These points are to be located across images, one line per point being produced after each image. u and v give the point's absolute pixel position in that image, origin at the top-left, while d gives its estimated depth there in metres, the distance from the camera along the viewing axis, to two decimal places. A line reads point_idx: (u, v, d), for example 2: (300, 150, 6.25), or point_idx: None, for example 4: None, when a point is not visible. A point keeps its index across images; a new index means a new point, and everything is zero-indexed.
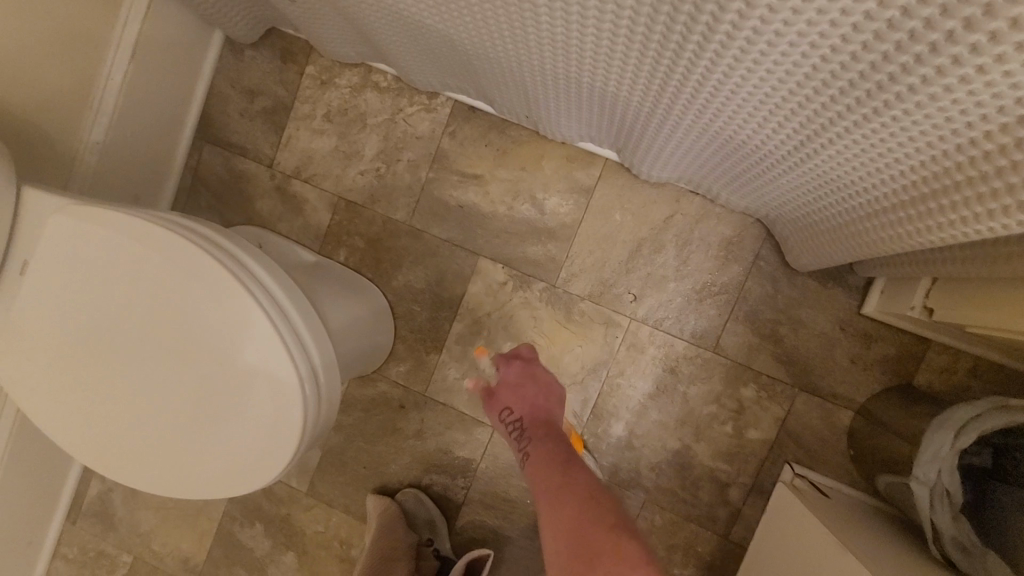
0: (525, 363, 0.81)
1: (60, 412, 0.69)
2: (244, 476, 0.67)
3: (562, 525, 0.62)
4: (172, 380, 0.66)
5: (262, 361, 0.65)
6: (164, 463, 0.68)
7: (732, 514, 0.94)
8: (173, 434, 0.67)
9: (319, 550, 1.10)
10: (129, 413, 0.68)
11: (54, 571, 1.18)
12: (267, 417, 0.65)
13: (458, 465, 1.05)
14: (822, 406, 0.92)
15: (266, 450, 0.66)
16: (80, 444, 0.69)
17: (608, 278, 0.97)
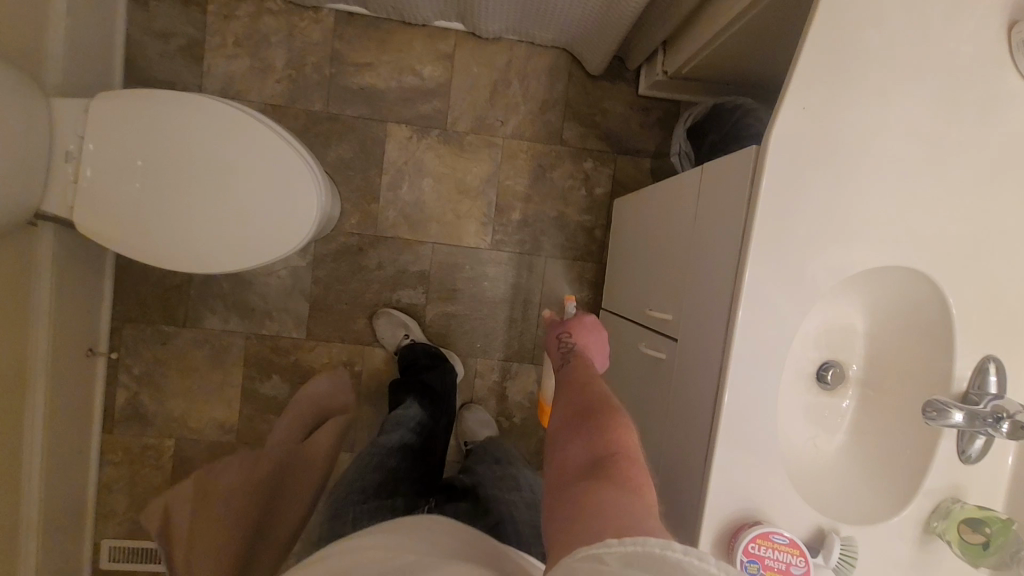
0: (594, 319, 1.05)
1: (128, 233, 0.94)
2: (287, 243, 0.98)
3: (572, 414, 0.82)
4: (211, 184, 0.94)
5: (277, 155, 0.96)
6: (219, 245, 0.96)
7: (600, 245, 1.45)
8: (222, 222, 0.95)
9: (330, 376, 1.44)
10: (182, 216, 0.94)
11: (107, 475, 1.41)
12: (290, 193, 0.96)
13: (415, 278, 1.43)
14: (633, 159, 1.43)
15: (294, 217, 0.97)
16: (151, 253, 0.96)
17: (480, 114, 1.40)
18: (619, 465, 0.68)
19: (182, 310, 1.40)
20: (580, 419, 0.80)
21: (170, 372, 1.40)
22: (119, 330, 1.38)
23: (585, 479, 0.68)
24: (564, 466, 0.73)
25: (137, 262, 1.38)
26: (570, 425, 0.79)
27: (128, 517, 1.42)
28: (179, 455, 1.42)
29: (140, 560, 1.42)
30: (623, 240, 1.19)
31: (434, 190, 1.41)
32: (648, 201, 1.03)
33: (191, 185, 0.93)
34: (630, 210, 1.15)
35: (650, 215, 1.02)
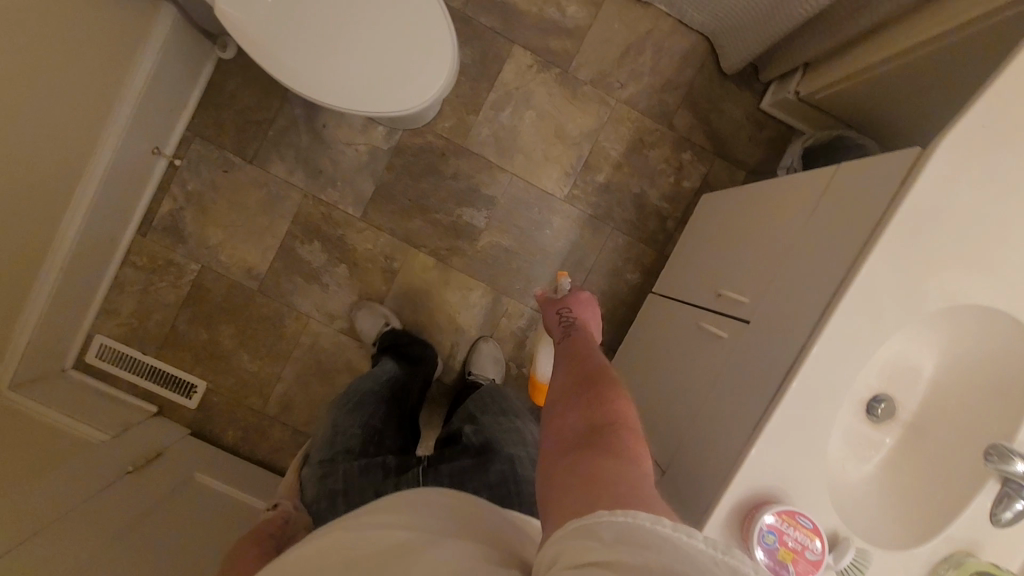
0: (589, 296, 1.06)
1: (264, 35, 0.95)
2: (412, 97, 0.99)
3: (568, 382, 0.76)
4: (363, 19, 0.96)
5: (431, 15, 0.98)
6: (346, 79, 0.97)
7: (667, 237, 1.44)
8: (358, 58, 0.97)
9: (367, 263, 1.43)
10: (324, 39, 0.96)
11: (122, 277, 1.39)
12: (430, 55, 0.99)
13: (483, 200, 1.42)
14: (729, 167, 1.43)
15: (425, 79, 0.99)
16: (276, 62, 0.96)
17: (605, 70, 1.39)
18: (622, 424, 0.63)
19: (254, 146, 1.38)
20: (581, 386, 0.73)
21: (219, 201, 1.39)
22: (187, 142, 1.37)
23: (588, 438, 0.61)
24: (562, 429, 0.65)
25: (229, 84, 1.36)
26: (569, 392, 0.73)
27: (127, 324, 1.40)
28: (198, 283, 1.40)
29: (123, 369, 1.40)
30: (706, 233, 1.19)
31: (534, 124, 1.41)
32: (752, 198, 1.04)
33: (344, 12, 0.96)
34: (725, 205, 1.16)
35: (751, 209, 1.02)
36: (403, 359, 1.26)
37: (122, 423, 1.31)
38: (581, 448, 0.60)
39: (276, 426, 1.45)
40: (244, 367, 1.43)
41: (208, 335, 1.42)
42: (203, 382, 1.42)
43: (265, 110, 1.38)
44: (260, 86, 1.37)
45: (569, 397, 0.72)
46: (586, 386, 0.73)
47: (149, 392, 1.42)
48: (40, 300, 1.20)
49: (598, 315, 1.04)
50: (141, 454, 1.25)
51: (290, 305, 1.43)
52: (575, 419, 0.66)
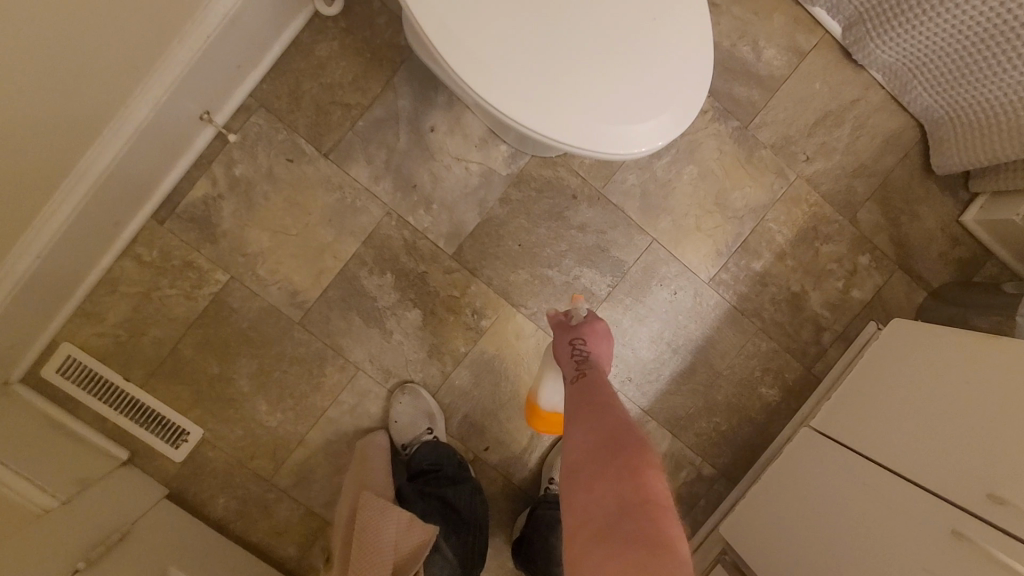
0: (606, 328, 0.91)
1: (458, 14, 0.64)
2: (639, 137, 0.68)
3: (585, 435, 0.68)
4: (595, 20, 0.67)
5: (687, 38, 0.70)
6: (549, 95, 0.66)
7: (820, 352, 1.16)
8: (575, 72, 0.67)
9: (448, 314, 1.10)
10: (534, 32, 0.66)
11: (118, 272, 1.02)
12: (673, 89, 0.69)
13: (610, 264, 1.12)
14: (909, 283, 1.17)
15: (658, 121, 0.69)
16: (466, 58, 0.65)
17: (791, 135, 1.12)
18: (655, 501, 0.55)
19: (336, 135, 1.04)
20: (602, 445, 0.65)
21: (273, 198, 1.04)
22: (249, 111, 1.01)
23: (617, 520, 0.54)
24: (587, 504, 0.58)
25: (321, 47, 1.02)
26: (588, 449, 0.65)
27: (112, 335, 1.03)
28: (221, 299, 1.05)
29: (91, 395, 1.02)
30: (892, 377, 0.94)
31: (692, 183, 1.12)
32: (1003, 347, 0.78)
33: (575, 9, 0.67)
34: (940, 353, 0.88)
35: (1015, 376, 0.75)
36: (448, 518, 0.95)
37: (77, 480, 0.93)
38: (610, 538, 0.52)
39: (284, 503, 1.09)
40: (258, 419, 1.07)
41: (219, 368, 1.05)
42: (199, 431, 1.05)
43: (361, 92, 1.04)
44: (361, 59, 1.03)
45: (593, 461, 0.63)
46: (610, 445, 0.64)
47: (121, 431, 1.04)
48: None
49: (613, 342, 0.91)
50: (96, 536, 0.88)
51: (337, 349, 1.08)
52: (602, 492, 0.58)
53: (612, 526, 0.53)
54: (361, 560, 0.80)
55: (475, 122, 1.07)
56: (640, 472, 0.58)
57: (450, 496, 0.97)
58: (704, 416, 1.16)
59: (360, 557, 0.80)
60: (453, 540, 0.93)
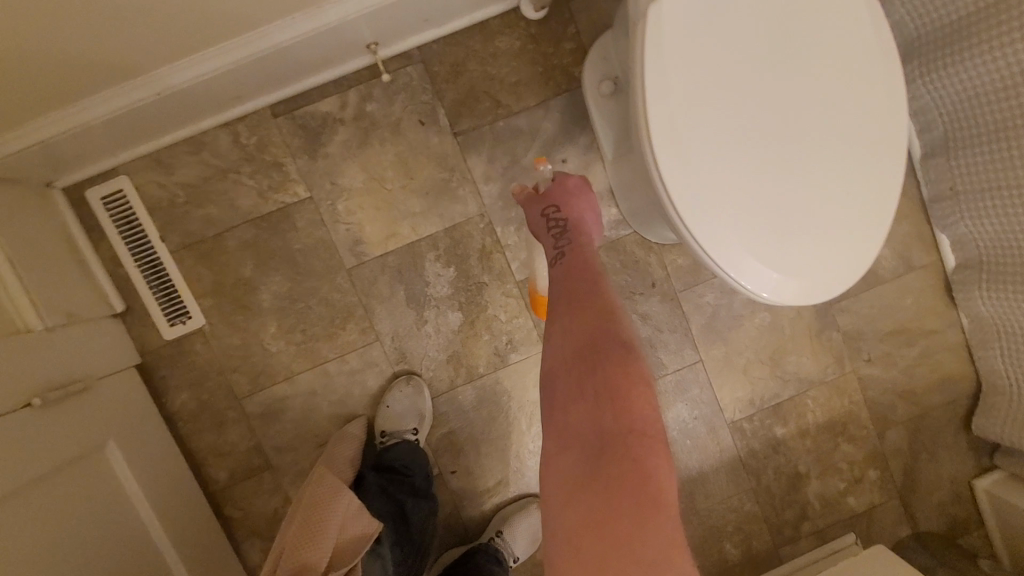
0: (579, 183, 0.87)
1: (682, 103, 0.66)
2: (769, 289, 0.68)
3: (566, 341, 0.70)
4: (794, 165, 0.68)
5: (860, 232, 0.70)
6: (717, 201, 0.67)
7: (793, 537, 1.16)
8: (750, 199, 0.67)
9: (485, 331, 1.08)
10: (734, 143, 0.67)
11: (210, 139, 0.99)
12: (823, 266, 0.69)
13: (652, 361, 1.11)
14: (900, 515, 1.17)
15: (795, 280, 0.69)
16: (665, 141, 0.66)
17: (866, 332, 1.14)
18: (635, 429, 0.59)
19: (473, 121, 1.03)
20: (583, 356, 0.66)
21: (387, 147, 1.02)
22: (409, 61, 1.01)
23: (596, 453, 0.58)
24: (568, 426, 0.62)
25: (503, 39, 1.02)
26: (568, 360, 0.67)
27: (170, 193, 0.99)
28: (289, 211, 1.01)
29: (121, 238, 0.98)
30: None
31: (759, 329, 1.12)
32: None
33: (782, 155, 0.67)
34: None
35: None
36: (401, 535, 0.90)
37: (66, 312, 0.88)
38: (588, 471, 0.57)
39: (239, 428, 1.04)
40: (260, 338, 1.03)
41: (251, 274, 1.02)
42: (200, 321, 1.01)
43: (516, 96, 1.04)
44: (532, 69, 1.03)
45: (572, 378, 0.66)
46: (588, 362, 0.66)
47: (129, 284, 0.99)
48: (100, 105, 0.81)
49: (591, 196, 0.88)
50: (57, 376, 0.82)
51: (367, 311, 1.05)
52: (582, 417, 0.61)
53: (592, 459, 0.58)
54: (301, 537, 0.75)
55: (600, 175, 1.07)
56: (620, 398, 0.61)
57: (408, 507, 0.93)
58: None
59: (303, 536, 0.75)
60: (396, 553, 0.88)
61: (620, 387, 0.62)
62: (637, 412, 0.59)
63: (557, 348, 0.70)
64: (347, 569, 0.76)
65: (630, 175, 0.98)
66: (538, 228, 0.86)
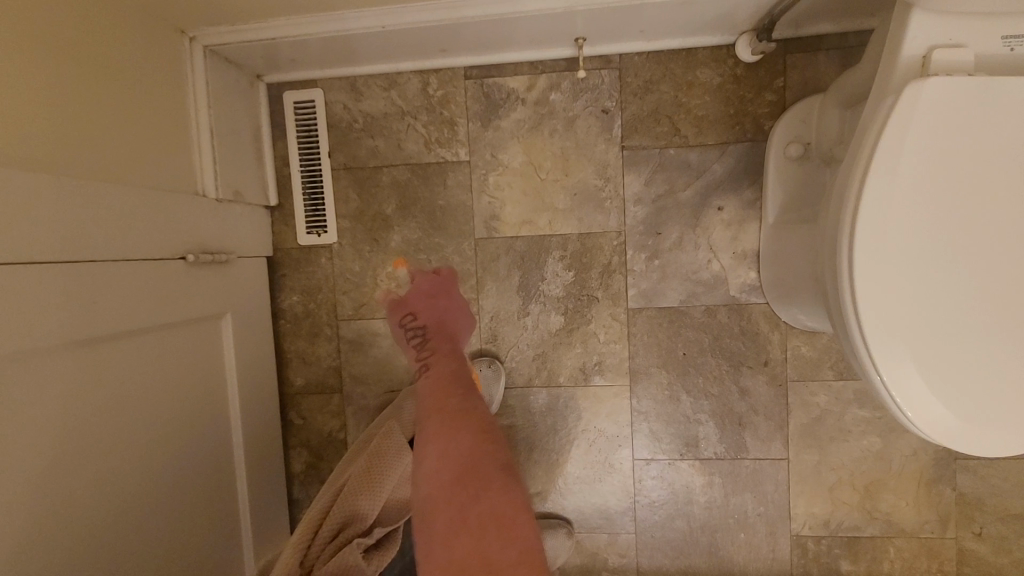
0: (449, 274, 0.96)
1: (905, 194, 0.61)
2: (922, 417, 0.61)
3: (443, 457, 0.67)
4: (1004, 302, 0.60)
5: None
6: (907, 317, 0.61)
7: None
8: (936, 318, 0.61)
9: (580, 344, 1.06)
10: (947, 264, 0.61)
11: (401, 80, 1.04)
12: (992, 417, 0.61)
13: (736, 440, 1.04)
14: None
15: (964, 427, 0.61)
16: (871, 225, 0.61)
17: (986, 503, 1.00)
18: (518, 552, 0.57)
19: (645, 141, 1.02)
20: (460, 476, 0.64)
21: (555, 139, 1.03)
22: (606, 65, 1.01)
23: None
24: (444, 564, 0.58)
25: (704, 71, 1.00)
26: (443, 477, 0.65)
27: (352, 117, 1.06)
28: (444, 167, 1.05)
29: (298, 142, 1.07)
30: None
31: (864, 453, 1.02)
32: None
33: (994, 287, 0.61)
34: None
35: None
36: None
37: (234, 190, 0.97)
38: None
39: (329, 345, 1.10)
40: (376, 272, 1.08)
41: (390, 213, 1.07)
42: (333, 238, 1.08)
43: (697, 130, 1.01)
44: (723, 109, 1.00)
45: (448, 503, 0.62)
46: (467, 479, 0.64)
47: (288, 184, 1.08)
48: (329, 24, 0.88)
49: (455, 293, 0.95)
50: (212, 242, 0.91)
51: (478, 283, 1.06)
52: (460, 553, 0.58)
53: None
54: (361, 483, 0.75)
55: (752, 236, 1.02)
56: (504, 522, 0.59)
57: None
58: None
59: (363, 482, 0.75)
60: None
61: (502, 509, 0.61)
62: (520, 529, 0.59)
63: (432, 466, 0.67)
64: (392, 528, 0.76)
65: (789, 246, 0.92)
66: (400, 338, 0.91)
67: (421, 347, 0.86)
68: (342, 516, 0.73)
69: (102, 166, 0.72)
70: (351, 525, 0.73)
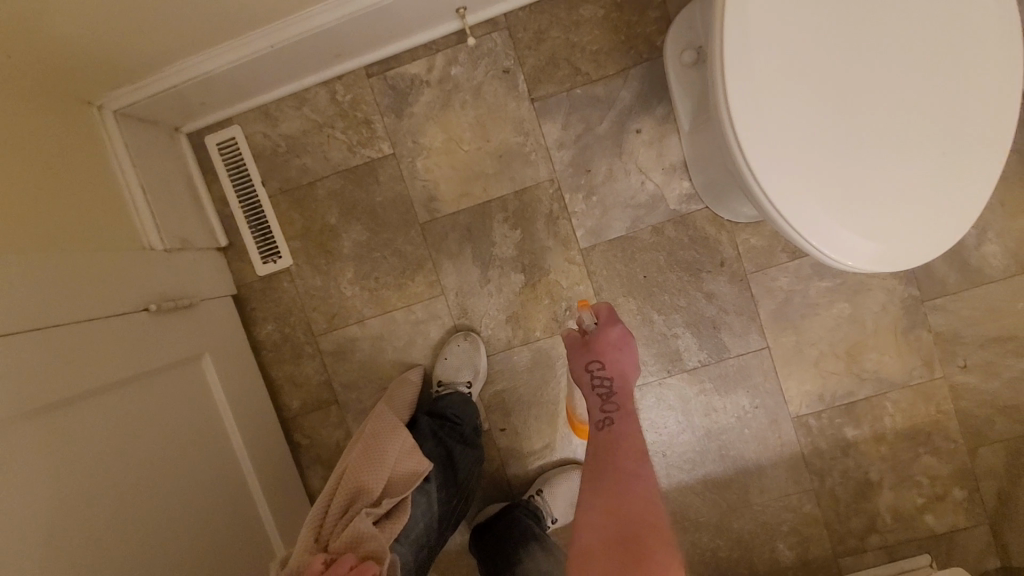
0: (621, 331, 0.83)
1: (758, 53, 0.64)
2: (836, 250, 0.65)
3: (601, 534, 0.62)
4: (873, 126, 0.65)
5: (943, 203, 0.65)
6: (798, 161, 0.65)
7: (857, 548, 1.08)
8: (821, 157, 0.65)
9: (545, 295, 1.10)
10: (817, 100, 0.65)
11: (310, 95, 1.08)
12: (896, 232, 0.65)
13: (715, 343, 1.08)
14: (989, 544, 1.05)
15: (879, 250, 0.65)
16: (739, 91, 0.65)
17: (962, 336, 1.03)
18: None
19: (551, 88, 1.06)
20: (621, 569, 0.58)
21: (467, 110, 1.07)
22: (495, 27, 1.05)
23: None
24: None
25: (587, 8, 1.04)
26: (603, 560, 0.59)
27: (274, 142, 1.10)
28: (373, 165, 1.09)
29: (231, 181, 1.11)
30: None
31: (836, 321, 1.05)
32: None
33: (860, 115, 0.65)
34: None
35: None
36: (445, 477, 0.93)
37: (180, 239, 1.01)
38: None
39: (314, 362, 1.14)
40: (337, 282, 1.12)
41: (335, 222, 1.10)
42: (289, 261, 1.11)
43: (596, 64, 1.05)
44: (614, 37, 1.04)
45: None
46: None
47: (233, 222, 1.12)
48: (220, 58, 0.92)
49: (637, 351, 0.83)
50: (171, 289, 0.94)
51: (436, 265, 1.10)
52: None
53: None
54: (362, 461, 0.80)
55: (675, 148, 1.05)
56: None
57: (455, 454, 0.96)
58: (710, 532, 1.10)
59: (363, 460, 0.80)
60: (441, 494, 0.91)
61: None
62: None
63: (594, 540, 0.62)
64: (400, 500, 0.78)
65: (706, 145, 0.96)
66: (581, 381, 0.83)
67: (605, 414, 0.78)
68: (348, 494, 0.76)
69: (41, 237, 0.76)
70: (358, 501, 0.77)
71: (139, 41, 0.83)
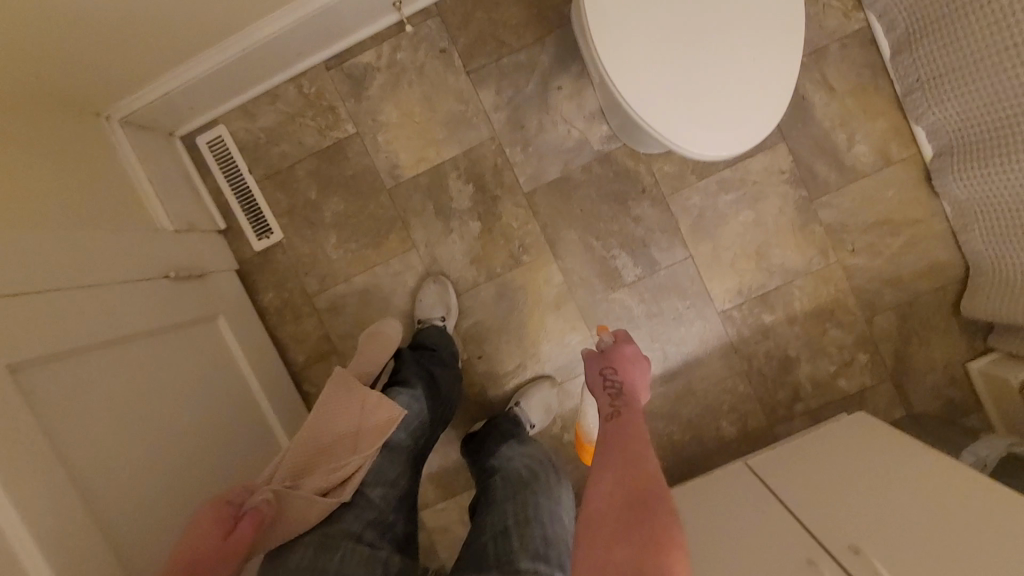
0: (633, 351, 0.95)
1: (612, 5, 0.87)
2: (688, 144, 0.87)
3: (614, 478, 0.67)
4: (703, 48, 0.87)
5: (764, 99, 0.87)
6: (649, 77, 0.87)
7: (787, 416, 1.28)
8: (668, 76, 0.87)
9: (500, 237, 1.29)
10: (660, 34, 0.87)
11: (281, 91, 1.27)
12: (732, 125, 0.87)
13: (647, 258, 1.28)
14: (894, 396, 1.26)
15: (721, 140, 0.87)
16: (602, 34, 0.87)
17: (847, 225, 1.24)
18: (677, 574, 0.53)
19: (483, 61, 1.25)
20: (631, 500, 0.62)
21: (414, 88, 1.26)
22: (428, 15, 1.25)
23: None
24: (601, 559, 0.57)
25: None
26: (616, 495, 0.64)
27: (255, 135, 1.29)
28: (341, 145, 1.28)
29: (222, 173, 1.30)
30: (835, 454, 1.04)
31: (744, 226, 1.25)
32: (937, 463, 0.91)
33: (692, 41, 0.86)
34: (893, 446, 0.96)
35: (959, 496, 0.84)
36: (432, 390, 1.10)
37: (187, 222, 1.20)
38: None
39: (312, 319, 1.33)
40: (323, 248, 1.31)
41: (315, 197, 1.30)
42: (280, 235, 1.30)
43: (517, 36, 1.24)
44: (529, 12, 1.24)
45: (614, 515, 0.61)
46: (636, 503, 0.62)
47: (228, 208, 1.31)
48: (202, 65, 1.11)
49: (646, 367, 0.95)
50: (185, 262, 1.13)
51: (405, 223, 1.30)
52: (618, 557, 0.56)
53: None
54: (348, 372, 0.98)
55: (592, 99, 1.25)
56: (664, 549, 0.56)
57: (438, 374, 1.13)
58: (664, 419, 1.30)
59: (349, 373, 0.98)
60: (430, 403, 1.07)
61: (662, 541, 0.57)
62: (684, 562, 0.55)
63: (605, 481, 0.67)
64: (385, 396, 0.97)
65: None
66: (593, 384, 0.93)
67: (617, 401, 0.86)
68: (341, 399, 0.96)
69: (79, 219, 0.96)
70: None
71: (138, 56, 1.02)
